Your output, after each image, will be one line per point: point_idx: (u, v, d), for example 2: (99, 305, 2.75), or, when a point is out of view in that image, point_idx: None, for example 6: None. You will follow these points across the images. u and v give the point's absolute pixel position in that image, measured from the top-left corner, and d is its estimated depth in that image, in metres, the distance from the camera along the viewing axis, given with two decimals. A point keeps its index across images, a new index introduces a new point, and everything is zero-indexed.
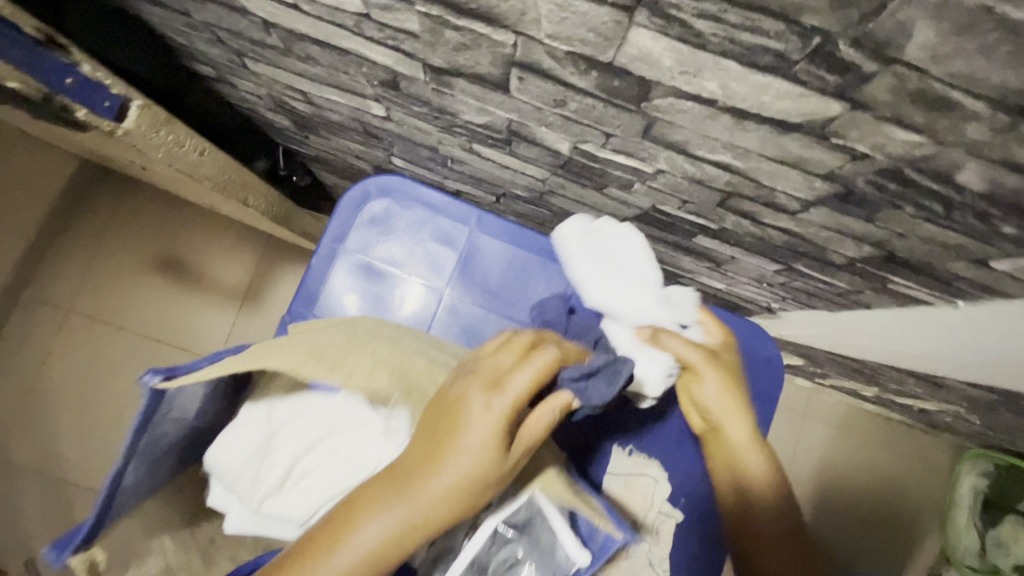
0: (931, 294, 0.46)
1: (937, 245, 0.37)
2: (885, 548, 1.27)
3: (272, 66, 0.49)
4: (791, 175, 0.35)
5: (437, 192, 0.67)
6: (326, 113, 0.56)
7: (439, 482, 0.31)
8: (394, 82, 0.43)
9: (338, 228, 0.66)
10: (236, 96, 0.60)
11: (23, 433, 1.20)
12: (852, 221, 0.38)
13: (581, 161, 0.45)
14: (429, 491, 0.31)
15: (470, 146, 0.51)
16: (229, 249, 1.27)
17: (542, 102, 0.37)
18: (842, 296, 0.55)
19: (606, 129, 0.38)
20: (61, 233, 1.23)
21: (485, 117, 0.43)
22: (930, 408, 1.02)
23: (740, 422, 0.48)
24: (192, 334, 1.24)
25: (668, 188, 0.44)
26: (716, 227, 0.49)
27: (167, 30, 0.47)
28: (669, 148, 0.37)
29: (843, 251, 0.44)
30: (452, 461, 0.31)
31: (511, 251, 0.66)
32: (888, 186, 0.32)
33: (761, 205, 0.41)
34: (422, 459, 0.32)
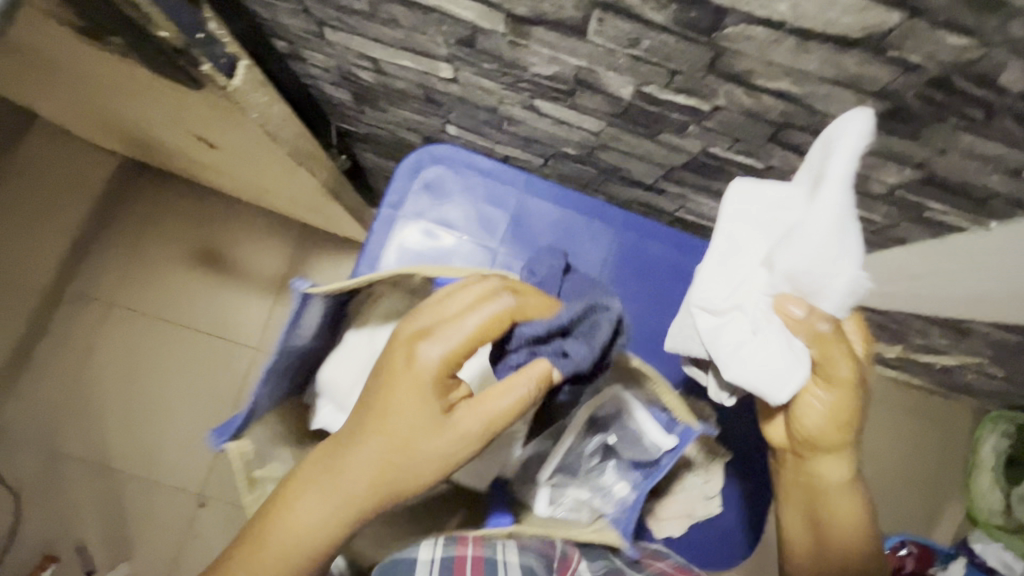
0: (966, 218, 0.50)
1: (975, 159, 0.41)
2: (912, 511, 1.30)
3: (351, 34, 0.53)
4: (845, 96, 0.39)
5: (487, 159, 0.71)
6: (392, 81, 0.60)
7: (381, 436, 0.42)
8: (471, 39, 0.47)
9: (396, 194, 0.70)
10: (304, 71, 0.64)
11: (70, 423, 1.23)
12: (897, 142, 0.42)
13: (640, 107, 0.49)
14: (374, 444, 0.42)
15: (531, 103, 0.55)
16: (263, 239, 1.29)
17: (615, 43, 0.42)
18: (878, 232, 0.59)
19: (673, 67, 0.42)
20: (102, 228, 1.27)
21: (555, 68, 0.47)
22: (954, 364, 1.06)
23: (841, 465, 0.54)
24: (231, 323, 1.28)
25: (722, 127, 0.48)
26: (762, 167, 0.53)
27: (258, 3, 0.52)
28: (731, 81, 0.42)
29: (884, 178, 0.48)
30: (392, 420, 0.41)
31: (559, 211, 0.71)
32: (935, 98, 0.37)
33: (811, 134, 0.45)
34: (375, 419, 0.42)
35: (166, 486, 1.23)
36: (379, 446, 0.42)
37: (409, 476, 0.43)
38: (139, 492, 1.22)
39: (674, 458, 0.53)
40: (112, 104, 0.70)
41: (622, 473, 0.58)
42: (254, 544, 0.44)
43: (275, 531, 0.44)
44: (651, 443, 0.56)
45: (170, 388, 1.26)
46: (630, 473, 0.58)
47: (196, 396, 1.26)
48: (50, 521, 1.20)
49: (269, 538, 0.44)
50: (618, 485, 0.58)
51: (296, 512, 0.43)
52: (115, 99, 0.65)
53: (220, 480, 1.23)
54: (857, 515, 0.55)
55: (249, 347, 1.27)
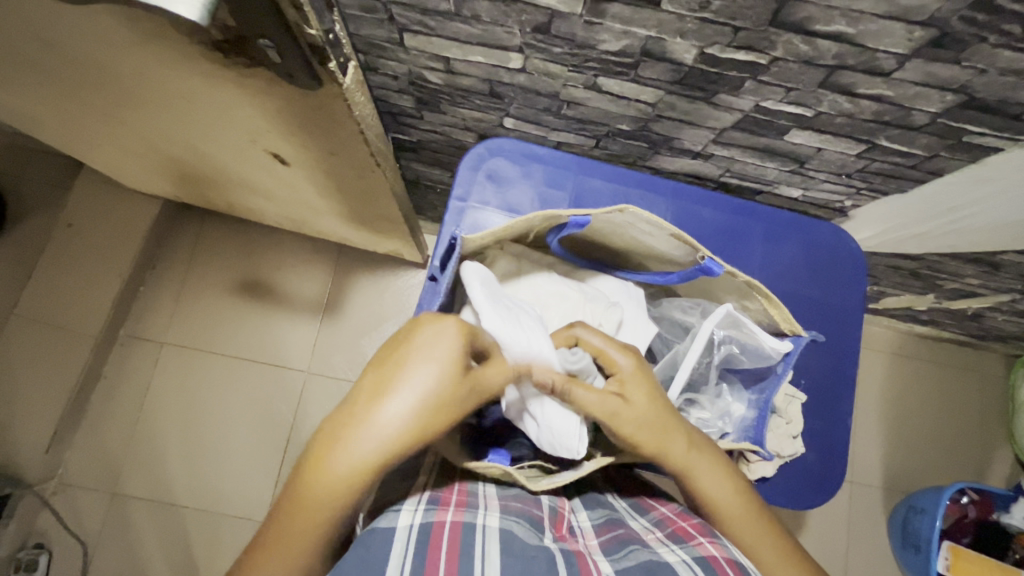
0: (1001, 137, 0.56)
1: (1011, 74, 0.48)
2: (962, 464, 1.32)
3: (431, 37, 0.59)
4: (895, 30, 0.45)
5: (543, 147, 0.77)
6: (459, 79, 0.67)
7: (405, 393, 0.43)
8: (548, 25, 0.53)
9: (461, 187, 0.74)
10: (376, 82, 0.71)
11: (130, 465, 1.23)
12: (942, 67, 0.48)
13: (699, 70, 0.55)
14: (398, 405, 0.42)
15: (594, 82, 0.61)
16: (305, 264, 1.33)
17: (687, 9, 0.48)
18: (916, 166, 0.65)
19: (738, 24, 0.48)
20: (148, 271, 1.31)
21: (624, 42, 0.53)
22: (987, 307, 1.10)
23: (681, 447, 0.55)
24: (279, 349, 1.30)
25: (777, 79, 0.54)
26: (811, 114, 0.59)
27: (349, 18, 0.58)
28: (791, 30, 0.48)
29: (925, 108, 0.54)
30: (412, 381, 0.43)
31: (615, 187, 0.76)
32: (977, 19, 0.43)
33: (861, 73, 0.51)
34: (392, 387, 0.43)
35: (230, 518, 1.22)
36: (406, 401, 0.43)
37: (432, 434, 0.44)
38: (205, 527, 1.21)
39: (789, 366, 0.63)
40: (191, 134, 0.75)
41: (737, 394, 0.68)
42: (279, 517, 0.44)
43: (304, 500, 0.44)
44: (771, 354, 0.63)
45: (226, 420, 1.26)
46: (744, 395, 0.68)
47: (252, 424, 1.26)
48: (119, 566, 1.19)
49: (300, 507, 0.44)
50: (735, 406, 0.67)
51: (322, 481, 0.43)
52: (199, 125, 0.71)
53: None
54: (722, 483, 0.56)
55: (301, 370, 1.29)
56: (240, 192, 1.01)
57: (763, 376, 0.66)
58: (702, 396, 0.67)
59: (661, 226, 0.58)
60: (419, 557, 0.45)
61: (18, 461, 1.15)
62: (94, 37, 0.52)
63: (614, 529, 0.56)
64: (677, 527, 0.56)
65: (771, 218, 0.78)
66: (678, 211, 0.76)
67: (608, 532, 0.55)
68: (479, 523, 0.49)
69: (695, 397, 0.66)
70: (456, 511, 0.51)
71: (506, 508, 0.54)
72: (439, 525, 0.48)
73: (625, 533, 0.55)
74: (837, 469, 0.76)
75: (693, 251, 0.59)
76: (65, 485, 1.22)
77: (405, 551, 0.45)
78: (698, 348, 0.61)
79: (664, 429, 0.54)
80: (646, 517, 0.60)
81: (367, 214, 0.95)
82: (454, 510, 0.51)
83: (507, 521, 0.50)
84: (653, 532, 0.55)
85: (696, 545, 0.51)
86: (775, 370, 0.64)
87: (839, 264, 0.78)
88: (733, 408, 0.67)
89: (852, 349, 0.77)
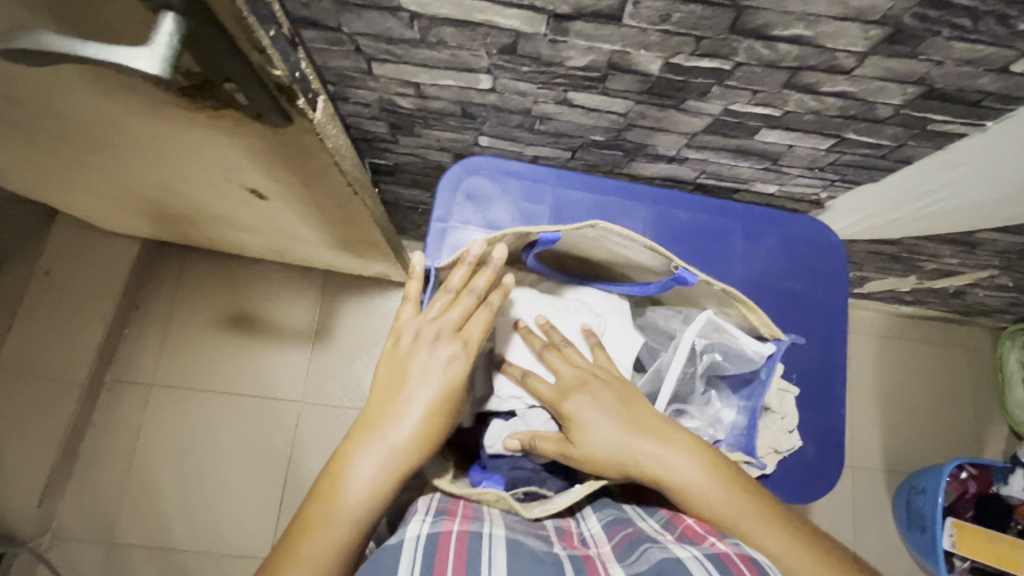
0: (964, 124, 0.57)
1: (968, 64, 0.49)
2: (958, 439, 1.34)
3: (398, 64, 0.59)
4: (851, 29, 0.46)
5: (520, 162, 0.77)
6: (430, 103, 0.67)
7: (414, 383, 0.54)
8: (513, 45, 0.54)
9: (441, 208, 0.74)
10: (349, 110, 0.71)
11: (127, 513, 1.21)
12: (901, 62, 0.49)
13: (666, 78, 0.56)
14: (405, 401, 0.53)
15: (564, 97, 0.62)
16: (291, 293, 1.32)
17: (648, 22, 0.48)
18: (886, 156, 0.66)
19: (699, 34, 0.49)
20: (132, 313, 1.29)
21: (590, 57, 0.54)
22: (969, 283, 1.11)
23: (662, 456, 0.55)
24: (270, 381, 1.28)
25: (743, 82, 0.55)
26: (778, 114, 0.60)
27: (315, 50, 0.58)
28: (751, 36, 0.48)
29: (888, 101, 0.55)
30: (419, 365, 0.54)
31: (595, 196, 0.76)
32: (928, 15, 0.44)
33: (823, 71, 0.52)
34: (400, 378, 0.54)
35: (233, 558, 1.20)
36: (417, 392, 0.53)
37: (445, 412, 0.54)
38: (208, 568, 1.19)
39: (772, 370, 0.64)
40: (166, 175, 0.75)
41: (727, 401, 0.68)
42: (295, 537, 0.49)
43: (316, 515, 0.49)
44: (754, 357, 0.64)
45: (222, 457, 1.24)
46: (734, 400, 0.68)
47: (249, 460, 1.24)
48: None
49: (323, 506, 0.49)
50: (725, 412, 0.67)
51: (349, 475, 0.50)
52: (171, 165, 0.70)
53: None
54: (714, 488, 0.54)
55: (295, 401, 1.27)
56: (221, 228, 1.00)
57: (749, 382, 0.67)
58: (690, 404, 0.68)
59: (634, 239, 0.60)
60: (427, 561, 0.45)
61: (9, 517, 1.13)
62: (54, 88, 0.51)
63: (624, 529, 0.55)
64: (686, 527, 0.54)
65: (750, 215, 0.79)
66: (659, 214, 0.77)
67: (617, 534, 0.55)
68: (486, 532, 0.50)
69: (684, 406, 0.67)
70: (463, 521, 0.52)
71: (511, 525, 0.54)
72: (447, 532, 0.49)
73: (635, 534, 0.53)
74: (835, 460, 0.76)
75: (668, 262, 0.61)
76: (61, 539, 1.19)
77: (416, 551, 0.46)
78: (681, 358, 0.63)
79: (635, 413, 0.58)
80: (654, 520, 0.58)
81: (350, 240, 0.94)
82: (461, 519, 0.52)
83: (515, 533, 0.51)
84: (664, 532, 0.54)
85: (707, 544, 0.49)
86: (759, 373, 0.65)
87: (821, 255, 0.79)
88: (723, 414, 0.67)
89: (839, 339, 0.78)
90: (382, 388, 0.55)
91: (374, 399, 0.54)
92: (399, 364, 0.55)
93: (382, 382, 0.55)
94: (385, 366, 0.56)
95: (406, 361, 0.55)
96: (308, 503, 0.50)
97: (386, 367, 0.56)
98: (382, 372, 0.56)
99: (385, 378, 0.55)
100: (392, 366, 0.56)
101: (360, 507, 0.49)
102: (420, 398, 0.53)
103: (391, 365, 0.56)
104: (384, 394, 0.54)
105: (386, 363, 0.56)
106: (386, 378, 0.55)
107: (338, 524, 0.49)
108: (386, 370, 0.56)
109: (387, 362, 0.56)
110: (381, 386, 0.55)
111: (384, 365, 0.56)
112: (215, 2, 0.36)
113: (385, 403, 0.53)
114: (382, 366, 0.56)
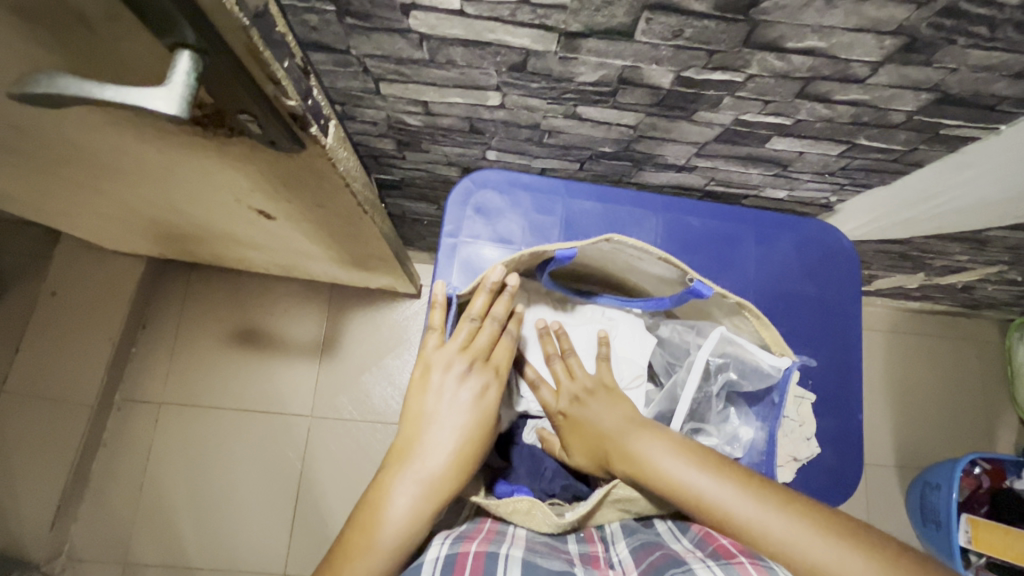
0: (978, 127, 0.57)
1: (984, 69, 0.48)
2: (970, 434, 1.34)
3: (406, 84, 0.59)
4: (867, 40, 0.46)
5: (530, 175, 0.76)
6: (439, 120, 0.67)
7: (449, 409, 0.54)
8: (524, 63, 0.53)
9: (452, 223, 0.74)
10: (356, 129, 0.71)
11: (140, 532, 1.20)
12: (916, 70, 0.49)
13: (678, 91, 0.56)
14: (442, 428, 0.53)
15: (575, 110, 0.61)
16: (298, 307, 1.32)
17: (661, 38, 0.48)
18: (898, 160, 0.66)
19: (712, 48, 0.48)
20: (139, 331, 1.29)
21: (601, 72, 0.54)
22: (978, 278, 1.11)
23: (651, 444, 0.54)
24: (280, 395, 1.28)
25: (755, 93, 0.55)
26: (790, 122, 0.60)
27: (322, 72, 0.58)
28: (764, 48, 0.48)
29: (902, 108, 0.55)
30: (451, 392, 0.55)
31: (606, 207, 0.76)
32: (945, 24, 0.43)
33: (837, 80, 0.51)
34: (433, 403, 0.55)
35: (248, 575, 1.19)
36: (452, 418, 0.54)
37: (481, 437, 0.55)
38: None
39: (785, 392, 0.62)
40: (174, 199, 0.74)
41: (745, 418, 0.67)
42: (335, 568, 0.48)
43: (355, 545, 0.48)
44: (771, 372, 0.63)
45: (234, 474, 1.24)
46: (752, 418, 0.67)
47: (261, 476, 1.24)
48: None
49: (363, 537, 0.48)
50: (743, 429, 0.66)
51: (390, 506, 0.49)
52: (179, 189, 0.69)
53: (302, 556, 1.21)
54: (702, 475, 0.51)
55: (305, 416, 1.27)
56: (227, 246, 1.00)
57: (763, 398, 0.66)
58: (707, 423, 0.68)
59: (647, 251, 0.59)
60: None
61: (21, 540, 1.13)
62: (62, 120, 0.51)
63: (651, 554, 0.51)
64: (718, 545, 0.49)
65: (761, 221, 0.79)
66: (669, 223, 0.77)
67: (645, 559, 0.51)
68: (502, 552, 0.49)
69: (700, 425, 0.67)
70: (481, 542, 0.51)
71: (533, 546, 0.52)
72: (463, 554, 0.48)
73: (661, 559, 0.49)
74: (854, 464, 0.76)
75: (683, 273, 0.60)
76: (75, 561, 1.18)
77: (433, 575, 0.46)
78: (694, 379, 0.63)
79: (628, 415, 0.59)
80: (687, 536, 0.54)
81: (359, 256, 0.94)
82: (479, 541, 0.51)
83: (531, 553, 0.50)
84: (694, 552, 0.50)
85: (735, 565, 0.45)
86: (774, 391, 0.64)
87: (833, 258, 0.79)
88: (741, 433, 0.66)
89: (854, 343, 0.78)
90: (414, 414, 0.55)
91: (406, 426, 0.54)
92: (430, 389, 0.55)
93: (414, 408, 0.55)
94: (415, 392, 0.56)
95: (436, 386, 0.55)
96: (346, 535, 0.49)
97: (416, 393, 0.56)
98: (412, 398, 0.56)
99: (416, 403, 0.55)
100: (422, 390, 0.56)
101: (401, 539, 0.49)
102: (456, 425, 0.54)
103: (421, 391, 0.56)
104: (417, 420, 0.54)
105: (416, 389, 0.56)
106: (417, 403, 0.55)
107: (380, 555, 0.48)
108: (416, 396, 0.56)
109: (417, 388, 0.56)
110: (413, 413, 0.55)
111: (414, 391, 0.56)
112: (229, 37, 0.36)
113: (418, 430, 0.53)
114: (411, 393, 0.56)
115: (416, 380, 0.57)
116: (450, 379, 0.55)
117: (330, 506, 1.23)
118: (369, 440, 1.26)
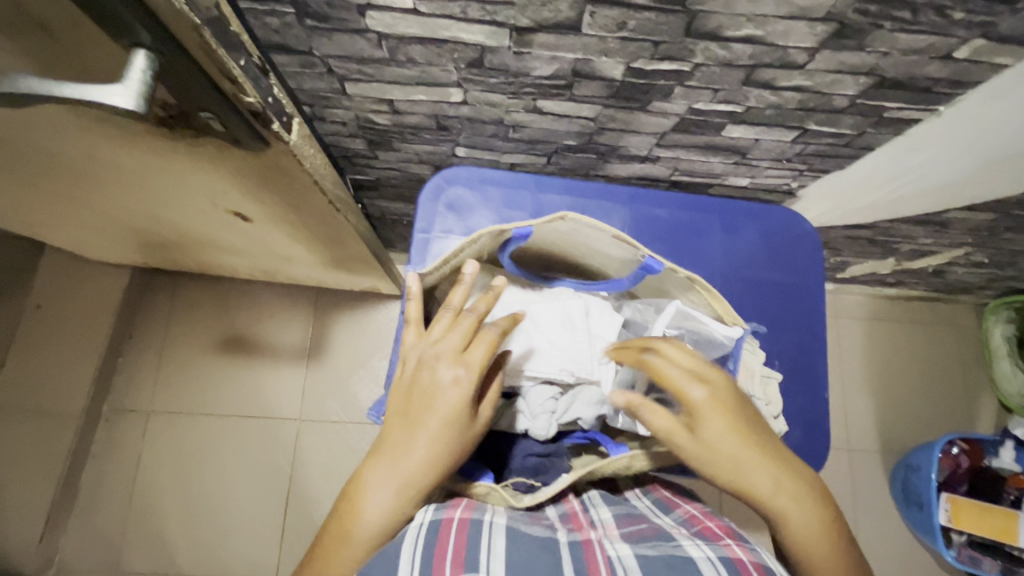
0: (919, 109, 0.60)
1: (915, 53, 0.51)
2: (949, 416, 1.36)
3: (370, 83, 0.61)
4: (800, 27, 0.48)
5: (500, 170, 0.78)
6: (406, 118, 0.69)
7: (422, 402, 0.54)
8: (480, 59, 0.55)
9: (424, 219, 0.76)
10: (326, 129, 0.73)
11: (130, 540, 1.21)
12: (851, 54, 0.51)
13: (630, 82, 0.58)
14: (414, 422, 0.53)
15: (535, 104, 0.64)
16: (283, 312, 1.33)
17: (606, 30, 0.50)
18: (851, 144, 0.69)
19: (656, 38, 0.51)
20: (125, 341, 1.30)
21: (555, 66, 0.56)
22: (947, 261, 1.14)
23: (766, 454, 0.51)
24: (268, 400, 1.29)
25: (703, 82, 0.57)
26: (741, 110, 0.62)
27: (289, 73, 0.60)
28: (706, 38, 0.50)
29: (844, 92, 0.58)
30: (424, 386, 0.55)
31: (574, 200, 0.78)
32: (870, 9, 0.46)
33: (778, 67, 0.54)
34: (408, 398, 0.55)
35: None
36: (424, 411, 0.53)
37: (454, 430, 0.53)
38: None
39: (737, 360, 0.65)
40: (152, 204, 0.76)
41: None
42: (315, 558, 0.50)
43: (332, 537, 0.50)
44: (723, 342, 0.66)
45: (223, 478, 1.25)
46: None
47: (250, 480, 1.25)
48: None
49: (339, 530, 0.50)
50: None
51: (362, 499, 0.51)
52: (156, 194, 0.71)
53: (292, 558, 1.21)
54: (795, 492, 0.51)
55: (293, 419, 1.28)
56: (209, 251, 1.01)
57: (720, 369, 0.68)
58: None
59: (601, 229, 0.61)
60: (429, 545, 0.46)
61: (8, 550, 1.13)
62: (35, 126, 0.52)
63: (637, 524, 0.54)
64: (705, 527, 0.53)
65: (727, 210, 0.81)
66: (636, 214, 0.79)
67: (630, 526, 0.53)
68: (486, 520, 0.50)
69: None
70: (465, 509, 0.52)
71: (513, 515, 0.53)
72: (449, 520, 0.49)
73: (648, 529, 0.52)
74: (824, 441, 0.78)
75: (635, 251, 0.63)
76: (65, 572, 1.19)
77: (416, 539, 0.47)
78: None
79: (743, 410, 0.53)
80: (671, 516, 0.57)
81: (338, 256, 0.96)
82: (463, 508, 0.52)
83: (513, 519, 0.51)
84: (679, 529, 0.53)
85: (723, 546, 0.48)
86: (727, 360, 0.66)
87: (797, 243, 0.81)
88: None
89: (819, 324, 0.81)
90: (394, 409, 0.56)
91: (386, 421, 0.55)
92: (408, 384, 0.56)
93: (394, 403, 0.56)
94: (398, 387, 0.57)
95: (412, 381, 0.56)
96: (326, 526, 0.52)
97: (399, 388, 0.57)
98: (395, 393, 0.57)
99: (397, 398, 0.56)
100: (403, 385, 0.56)
101: (373, 530, 0.50)
102: (428, 418, 0.53)
103: (402, 386, 0.57)
104: (395, 415, 0.55)
105: (399, 384, 0.57)
106: (398, 398, 0.56)
107: (353, 547, 0.50)
108: (398, 391, 0.57)
109: (399, 383, 0.57)
110: (393, 408, 0.56)
111: (397, 386, 0.57)
112: (184, 36, 0.38)
113: (395, 424, 0.54)
114: (395, 387, 0.57)
115: (402, 375, 0.58)
116: (425, 374, 0.55)
117: (318, 509, 1.24)
118: (356, 441, 1.27)
